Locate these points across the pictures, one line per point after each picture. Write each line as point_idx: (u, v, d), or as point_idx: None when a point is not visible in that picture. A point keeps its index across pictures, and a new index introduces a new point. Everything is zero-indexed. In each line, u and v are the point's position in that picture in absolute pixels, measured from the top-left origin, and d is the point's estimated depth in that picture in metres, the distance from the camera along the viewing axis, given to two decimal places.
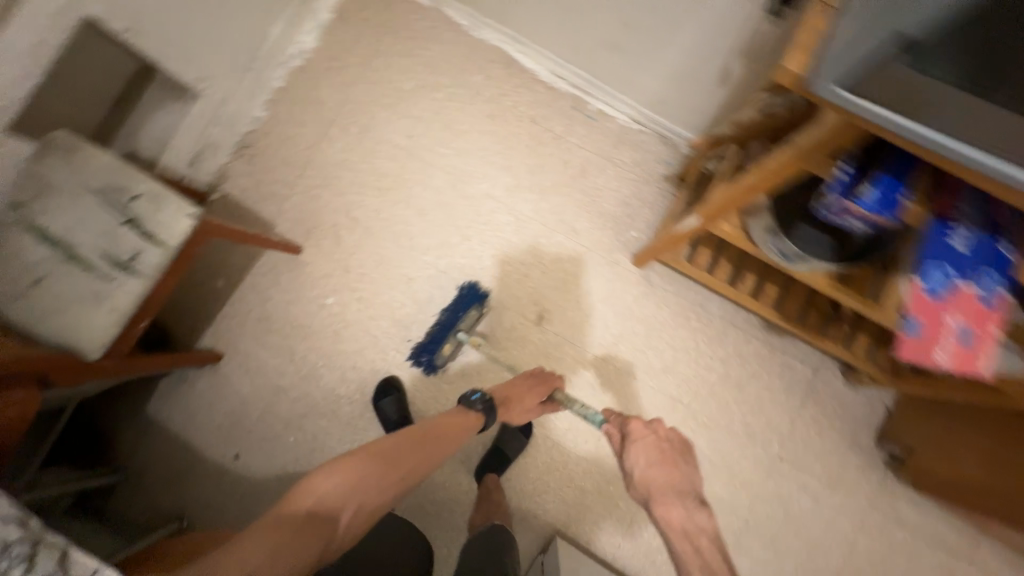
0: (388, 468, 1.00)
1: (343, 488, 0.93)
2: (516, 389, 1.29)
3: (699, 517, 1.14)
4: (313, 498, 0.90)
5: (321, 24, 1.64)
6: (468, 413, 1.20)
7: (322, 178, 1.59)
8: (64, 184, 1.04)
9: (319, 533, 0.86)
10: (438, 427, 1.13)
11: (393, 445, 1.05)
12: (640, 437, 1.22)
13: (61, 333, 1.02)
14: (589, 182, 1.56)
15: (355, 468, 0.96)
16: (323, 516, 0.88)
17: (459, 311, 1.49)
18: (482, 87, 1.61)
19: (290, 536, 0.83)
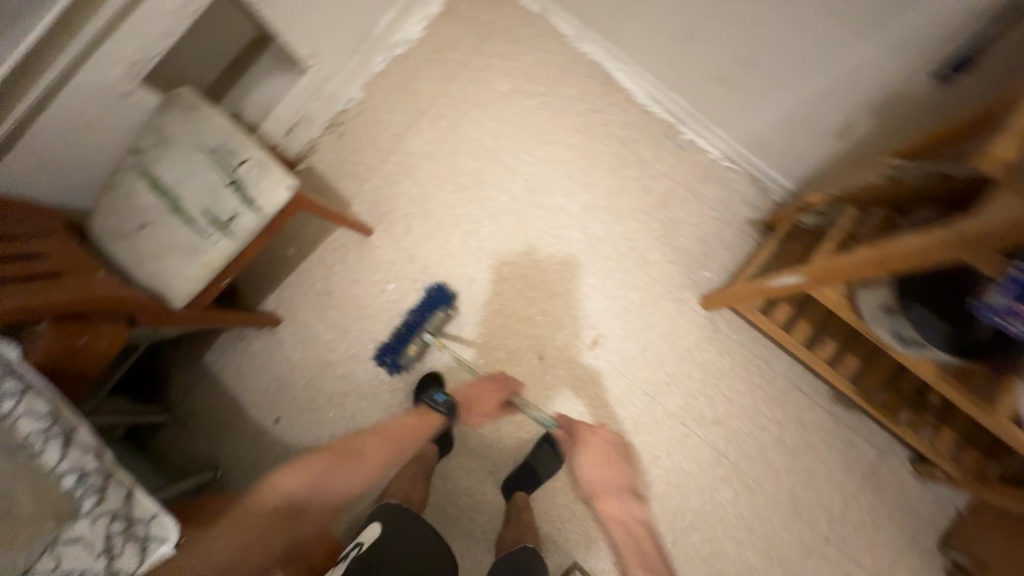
0: (346, 465, 1.08)
1: (303, 487, 1.01)
2: (472, 392, 1.34)
3: (634, 509, 1.30)
4: (275, 499, 0.98)
5: (429, 17, 1.67)
6: (432, 414, 1.26)
7: (404, 166, 1.62)
8: (181, 138, 1.09)
9: (281, 530, 0.95)
10: (396, 428, 1.21)
11: (352, 445, 1.12)
12: (589, 443, 1.31)
13: (154, 278, 1.07)
14: (668, 214, 1.51)
15: (312, 468, 1.04)
16: (286, 515, 0.97)
17: (426, 311, 1.50)
18: (576, 101, 1.60)
19: (252, 534, 0.92)
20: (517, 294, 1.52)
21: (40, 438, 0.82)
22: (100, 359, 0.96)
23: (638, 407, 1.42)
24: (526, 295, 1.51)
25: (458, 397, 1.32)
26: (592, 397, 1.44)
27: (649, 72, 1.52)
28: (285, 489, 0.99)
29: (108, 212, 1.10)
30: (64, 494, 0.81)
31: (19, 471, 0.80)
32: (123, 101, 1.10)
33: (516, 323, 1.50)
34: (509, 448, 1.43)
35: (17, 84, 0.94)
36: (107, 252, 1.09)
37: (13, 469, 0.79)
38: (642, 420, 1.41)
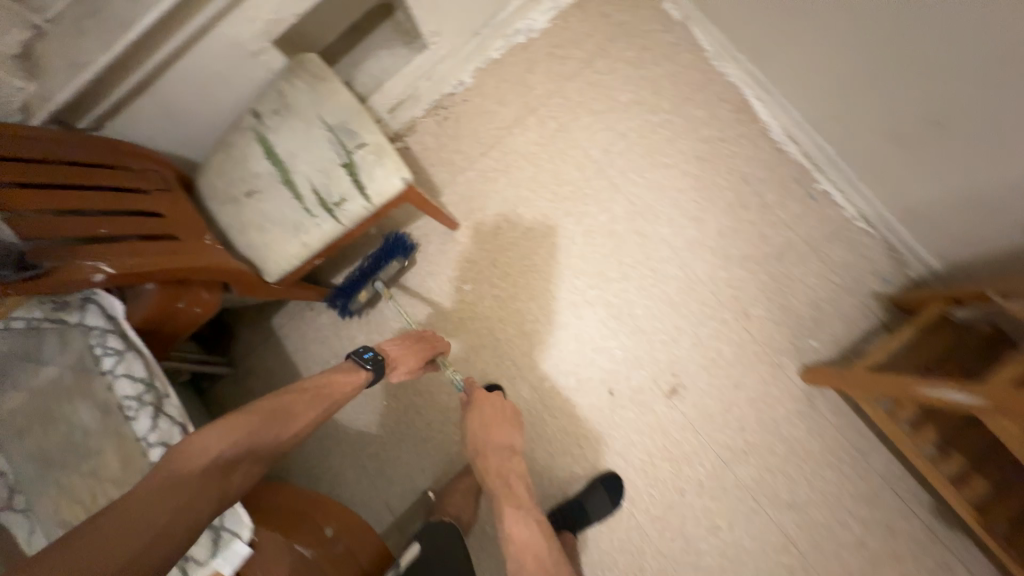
0: (280, 425, 0.91)
1: (233, 448, 0.83)
2: (399, 350, 1.12)
3: (513, 462, 1.19)
4: (192, 464, 0.78)
5: (557, 7, 1.55)
6: (358, 371, 1.06)
7: (502, 163, 1.54)
8: (302, 109, 1.05)
9: (207, 498, 0.76)
10: (332, 385, 1.01)
11: (282, 403, 0.94)
12: (490, 404, 1.20)
13: (255, 249, 1.04)
14: (784, 268, 1.36)
15: (237, 427, 0.85)
16: (211, 480, 0.78)
17: (381, 260, 1.45)
18: (702, 124, 1.45)
19: (170, 504, 0.73)
20: (598, 322, 1.42)
21: (133, 405, 0.81)
22: (189, 325, 0.95)
23: (708, 471, 1.30)
24: (607, 325, 1.42)
25: (386, 355, 1.11)
26: (658, 447, 1.34)
27: (795, 108, 1.36)
28: (207, 453, 0.80)
29: (219, 171, 1.07)
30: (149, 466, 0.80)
31: (112, 433, 0.80)
32: (251, 59, 1.05)
33: (591, 351, 1.42)
34: (560, 480, 1.37)
35: (161, 32, 0.91)
36: (213, 212, 1.06)
37: (109, 430, 0.80)
38: (709, 485, 1.30)
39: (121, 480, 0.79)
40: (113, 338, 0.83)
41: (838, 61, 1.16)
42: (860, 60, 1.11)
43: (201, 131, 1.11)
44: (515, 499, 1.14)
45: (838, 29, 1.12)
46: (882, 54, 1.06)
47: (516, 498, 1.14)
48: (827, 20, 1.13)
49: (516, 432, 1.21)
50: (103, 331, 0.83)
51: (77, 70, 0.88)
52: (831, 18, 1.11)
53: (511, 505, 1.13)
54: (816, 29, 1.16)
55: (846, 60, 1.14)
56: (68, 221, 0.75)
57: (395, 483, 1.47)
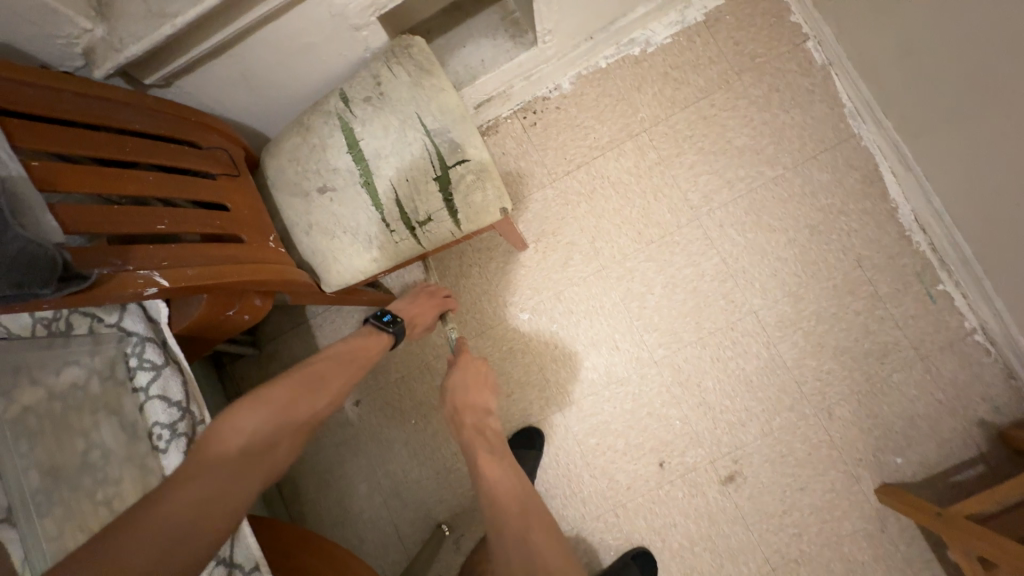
0: (312, 396, 0.89)
1: (271, 423, 0.82)
2: (415, 307, 1.14)
3: (488, 420, 1.13)
4: (231, 443, 0.77)
5: (684, 22, 1.36)
6: (380, 334, 1.04)
7: (588, 188, 1.37)
8: (398, 103, 0.89)
9: (253, 475, 0.76)
10: (360, 351, 1.00)
11: (314, 371, 0.92)
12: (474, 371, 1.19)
13: (320, 255, 0.92)
14: (882, 372, 1.22)
15: (272, 402, 0.84)
16: (252, 458, 0.77)
17: None
18: (823, 190, 1.28)
19: (218, 481, 0.72)
20: (661, 385, 1.29)
21: (166, 433, 0.81)
22: (234, 328, 0.84)
23: (752, 571, 1.21)
24: (670, 391, 1.28)
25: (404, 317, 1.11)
26: (705, 535, 1.23)
27: (939, 195, 1.18)
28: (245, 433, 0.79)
29: (291, 157, 0.93)
30: None
31: (136, 463, 0.79)
32: (349, 35, 0.90)
33: (647, 416, 1.29)
34: (589, 546, 1.27)
35: None
36: (278, 203, 0.93)
37: (131, 458, 0.79)
38: None
39: None
40: (151, 351, 0.80)
41: (1007, 161, 0.98)
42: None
43: (276, 104, 0.98)
44: (490, 447, 1.06)
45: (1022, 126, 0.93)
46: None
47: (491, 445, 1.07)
48: (1009, 114, 0.94)
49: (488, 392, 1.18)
50: (143, 343, 0.81)
51: (158, 21, 0.74)
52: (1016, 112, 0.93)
53: (488, 449, 1.06)
54: (992, 118, 0.98)
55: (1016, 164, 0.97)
56: (123, 210, 0.62)
57: (408, 506, 1.37)
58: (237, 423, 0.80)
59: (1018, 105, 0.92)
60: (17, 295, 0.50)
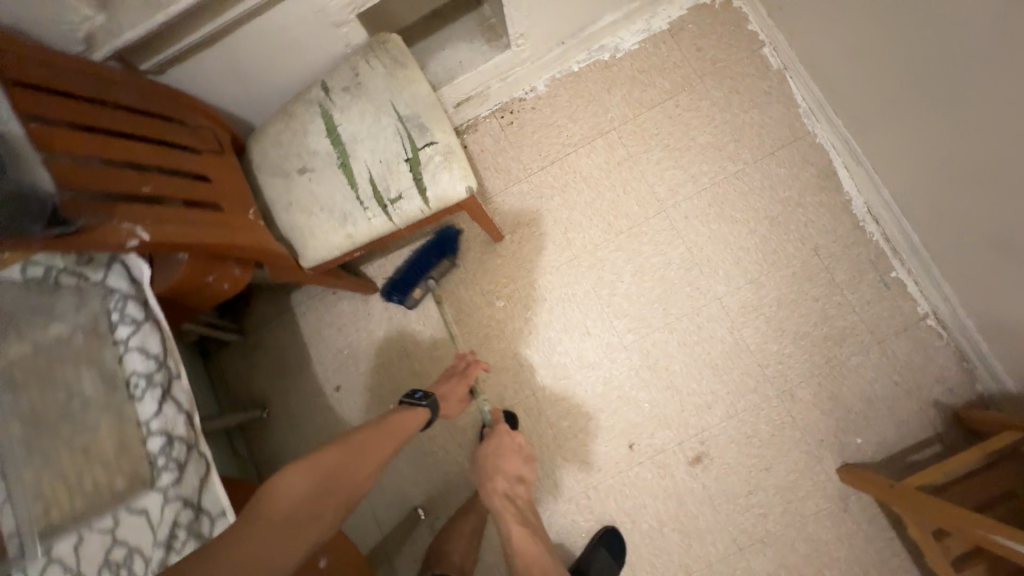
0: (361, 464, 0.87)
1: (318, 489, 0.79)
2: (445, 385, 1.19)
3: (518, 489, 1.17)
4: (280, 505, 0.75)
5: (650, 30, 1.46)
6: (416, 409, 1.05)
7: (562, 182, 1.45)
8: (374, 92, 0.97)
9: (295, 543, 0.72)
10: (407, 421, 1.00)
11: (365, 437, 0.90)
12: (502, 438, 1.20)
13: (298, 232, 0.98)
14: (841, 355, 1.27)
15: (322, 465, 0.81)
16: (296, 525, 0.74)
17: (431, 257, 1.40)
18: (781, 183, 1.35)
19: (258, 548, 0.69)
20: (631, 369, 1.34)
21: (142, 382, 0.76)
22: (215, 297, 0.90)
23: (719, 551, 1.23)
24: (639, 374, 1.33)
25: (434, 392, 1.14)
26: (672, 516, 1.26)
27: (887, 186, 1.26)
28: (292, 496, 0.76)
29: (275, 141, 1.00)
30: (147, 454, 0.74)
31: (113, 410, 0.74)
32: (331, 30, 0.98)
33: (618, 399, 1.33)
34: (562, 527, 1.29)
35: None
36: (259, 182, 0.99)
37: (109, 405, 0.75)
38: (717, 568, 1.23)
39: (113, 465, 0.72)
40: (133, 306, 0.78)
41: (955, 151, 1.02)
42: (982, 154, 0.96)
43: (262, 93, 1.05)
44: (520, 516, 1.13)
45: (962, 114, 0.97)
46: (1015, 163, 0.91)
47: (522, 517, 1.13)
48: (951, 108, 0.99)
49: (518, 462, 1.19)
50: (125, 296, 0.78)
51: (153, 13, 0.82)
52: (956, 107, 0.97)
53: (517, 522, 1.11)
54: (934, 111, 1.03)
55: (965, 154, 1.00)
56: (110, 173, 0.68)
57: (385, 491, 1.39)
58: (286, 484, 0.77)
59: (933, 101, 1.02)
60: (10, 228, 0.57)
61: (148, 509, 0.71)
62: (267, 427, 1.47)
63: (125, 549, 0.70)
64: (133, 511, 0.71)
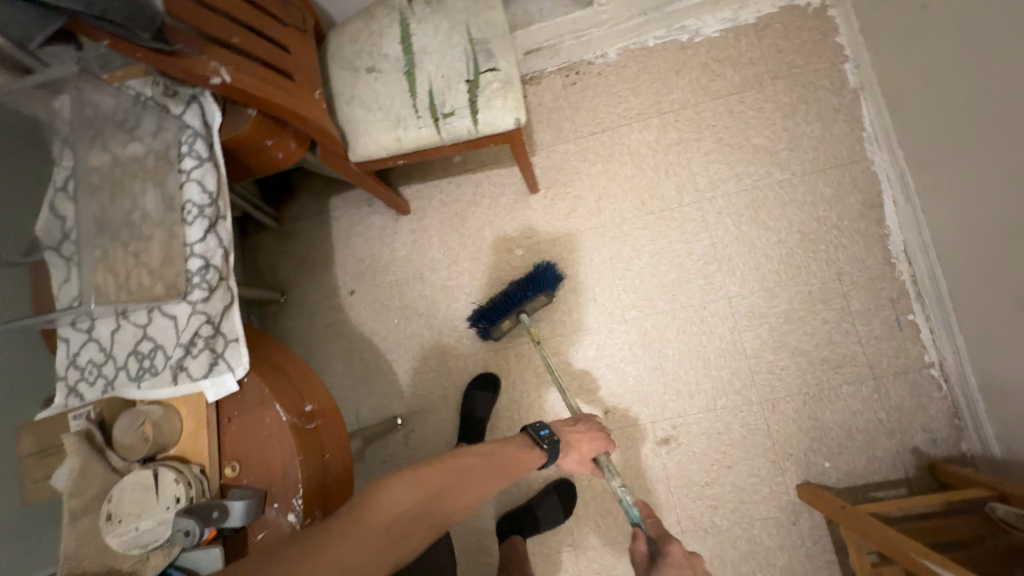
0: (460, 492, 0.85)
1: (419, 508, 0.78)
2: (572, 434, 1.10)
3: None
4: (381, 513, 0.74)
5: (735, 21, 1.44)
6: (534, 450, 1.03)
7: (607, 152, 1.47)
8: (452, 11, 1.02)
9: (388, 553, 0.70)
10: (517, 456, 1.00)
11: (467, 464, 0.90)
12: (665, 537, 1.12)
13: (353, 124, 1.04)
14: (832, 380, 1.28)
15: (428, 485, 0.82)
16: (391, 537, 0.72)
17: (528, 292, 1.36)
18: (822, 201, 1.34)
19: (356, 548, 0.68)
20: (626, 342, 1.38)
21: (194, 211, 0.86)
22: (269, 165, 1.00)
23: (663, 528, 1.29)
24: (632, 349, 1.37)
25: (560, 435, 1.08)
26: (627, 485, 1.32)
27: (930, 228, 1.24)
28: (393, 506, 0.76)
29: (351, 37, 1.06)
30: (185, 272, 0.85)
31: (167, 226, 0.85)
32: None
33: (606, 366, 1.38)
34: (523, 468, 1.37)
35: None
36: (329, 71, 1.06)
37: (164, 223, 0.85)
38: None
39: (156, 271, 0.82)
40: (199, 143, 0.87)
41: (1004, 200, 1.00)
42: None
43: None
44: None
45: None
46: None
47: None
48: (1014, 154, 0.95)
49: None
50: (195, 134, 0.87)
51: None
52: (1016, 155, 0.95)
53: None
54: (1002, 155, 0.98)
55: (1020, 207, 0.96)
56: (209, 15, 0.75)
57: (372, 394, 1.50)
58: (388, 495, 0.77)
59: (989, 148, 1.01)
60: (123, 29, 0.63)
61: (178, 315, 0.82)
62: (283, 311, 1.59)
63: (153, 343, 0.81)
64: (165, 315, 0.82)
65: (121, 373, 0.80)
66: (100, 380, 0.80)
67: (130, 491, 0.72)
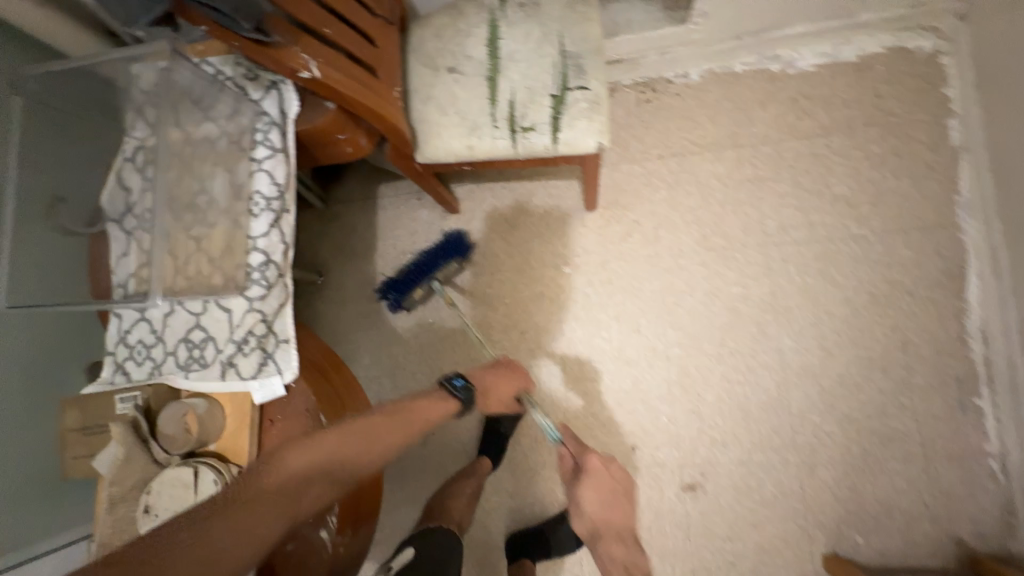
0: (364, 449, 0.77)
1: (311, 469, 0.71)
2: (490, 374, 1.00)
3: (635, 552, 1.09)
4: (269, 478, 0.68)
5: (833, 57, 1.34)
6: (449, 400, 0.92)
7: (674, 178, 1.40)
8: (546, 18, 0.96)
9: (272, 521, 0.64)
10: (423, 410, 0.88)
11: (370, 424, 0.80)
12: (596, 475, 1.03)
13: (425, 125, 0.99)
14: (879, 455, 1.21)
15: (327, 445, 0.74)
16: (286, 499, 0.66)
17: (438, 258, 1.37)
18: (900, 264, 1.25)
19: (246, 517, 0.63)
20: (665, 380, 1.33)
21: (260, 203, 0.82)
22: (337, 157, 0.96)
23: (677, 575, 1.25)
24: (670, 388, 1.32)
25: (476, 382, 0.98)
26: (645, 525, 1.28)
27: (1016, 310, 1.15)
28: (287, 471, 0.70)
29: (435, 32, 1.01)
30: (244, 265, 0.81)
31: (231, 215, 0.81)
32: None
33: (640, 402, 1.33)
34: (540, 490, 1.34)
35: None
36: (408, 65, 1.01)
37: (228, 212, 0.82)
38: None
39: (216, 261, 0.80)
40: (274, 132, 0.82)
41: None
42: None
43: None
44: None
45: None
46: None
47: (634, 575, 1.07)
48: None
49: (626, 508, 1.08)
50: (270, 122, 0.83)
51: None
52: None
53: None
54: None
55: None
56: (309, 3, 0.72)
57: (396, 391, 1.48)
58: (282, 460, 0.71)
59: None
60: (228, 16, 0.63)
61: (233, 310, 0.79)
62: (317, 294, 1.57)
63: (205, 334, 0.79)
64: (221, 308, 0.79)
65: (169, 359, 0.78)
66: (146, 364, 0.78)
67: (169, 487, 0.73)
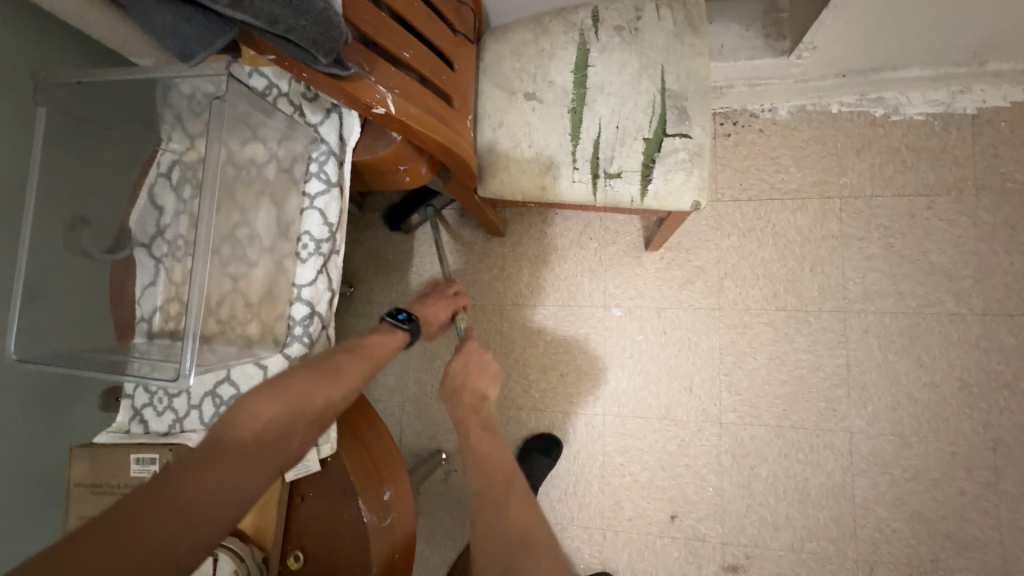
0: (337, 387, 0.68)
1: (287, 416, 0.63)
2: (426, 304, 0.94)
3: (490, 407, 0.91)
4: (241, 430, 0.61)
5: (949, 106, 1.18)
6: (395, 332, 0.82)
7: (748, 224, 1.26)
8: (648, 46, 0.83)
9: (257, 472, 0.60)
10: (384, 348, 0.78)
11: (334, 359, 0.71)
12: (472, 356, 0.94)
13: (494, 157, 0.87)
14: (952, 563, 1.09)
15: (295, 387, 0.65)
16: (263, 450, 0.61)
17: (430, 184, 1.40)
18: (1000, 352, 1.11)
19: (222, 476, 0.57)
20: (715, 447, 1.21)
21: (309, 246, 0.75)
22: (393, 185, 0.83)
23: None
24: (719, 457, 1.21)
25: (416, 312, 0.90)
26: None
27: None
28: (256, 423, 0.62)
29: (514, 50, 0.88)
30: (287, 316, 0.74)
31: (276, 257, 0.73)
32: None
33: (684, 467, 1.22)
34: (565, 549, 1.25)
35: None
36: (479, 86, 0.89)
37: (272, 251, 0.73)
38: None
39: (254, 306, 0.72)
40: (330, 166, 0.74)
41: None
42: None
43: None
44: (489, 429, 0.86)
45: None
46: None
47: (487, 423, 0.88)
48: None
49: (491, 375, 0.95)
50: (327, 153, 0.74)
51: None
52: None
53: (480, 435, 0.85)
54: None
55: None
56: (389, 25, 0.63)
57: (420, 420, 1.38)
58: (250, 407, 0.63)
59: None
60: (305, 50, 0.52)
61: (269, 367, 0.72)
62: (344, 308, 1.47)
63: (235, 388, 0.72)
64: (257, 363, 0.72)
65: (193, 412, 0.72)
66: (168, 414, 0.72)
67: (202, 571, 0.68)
